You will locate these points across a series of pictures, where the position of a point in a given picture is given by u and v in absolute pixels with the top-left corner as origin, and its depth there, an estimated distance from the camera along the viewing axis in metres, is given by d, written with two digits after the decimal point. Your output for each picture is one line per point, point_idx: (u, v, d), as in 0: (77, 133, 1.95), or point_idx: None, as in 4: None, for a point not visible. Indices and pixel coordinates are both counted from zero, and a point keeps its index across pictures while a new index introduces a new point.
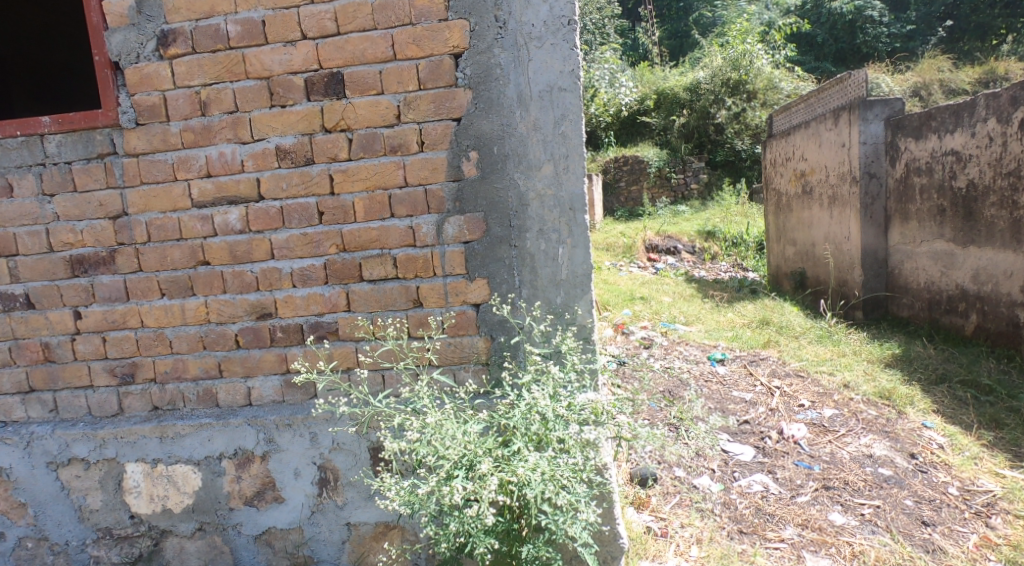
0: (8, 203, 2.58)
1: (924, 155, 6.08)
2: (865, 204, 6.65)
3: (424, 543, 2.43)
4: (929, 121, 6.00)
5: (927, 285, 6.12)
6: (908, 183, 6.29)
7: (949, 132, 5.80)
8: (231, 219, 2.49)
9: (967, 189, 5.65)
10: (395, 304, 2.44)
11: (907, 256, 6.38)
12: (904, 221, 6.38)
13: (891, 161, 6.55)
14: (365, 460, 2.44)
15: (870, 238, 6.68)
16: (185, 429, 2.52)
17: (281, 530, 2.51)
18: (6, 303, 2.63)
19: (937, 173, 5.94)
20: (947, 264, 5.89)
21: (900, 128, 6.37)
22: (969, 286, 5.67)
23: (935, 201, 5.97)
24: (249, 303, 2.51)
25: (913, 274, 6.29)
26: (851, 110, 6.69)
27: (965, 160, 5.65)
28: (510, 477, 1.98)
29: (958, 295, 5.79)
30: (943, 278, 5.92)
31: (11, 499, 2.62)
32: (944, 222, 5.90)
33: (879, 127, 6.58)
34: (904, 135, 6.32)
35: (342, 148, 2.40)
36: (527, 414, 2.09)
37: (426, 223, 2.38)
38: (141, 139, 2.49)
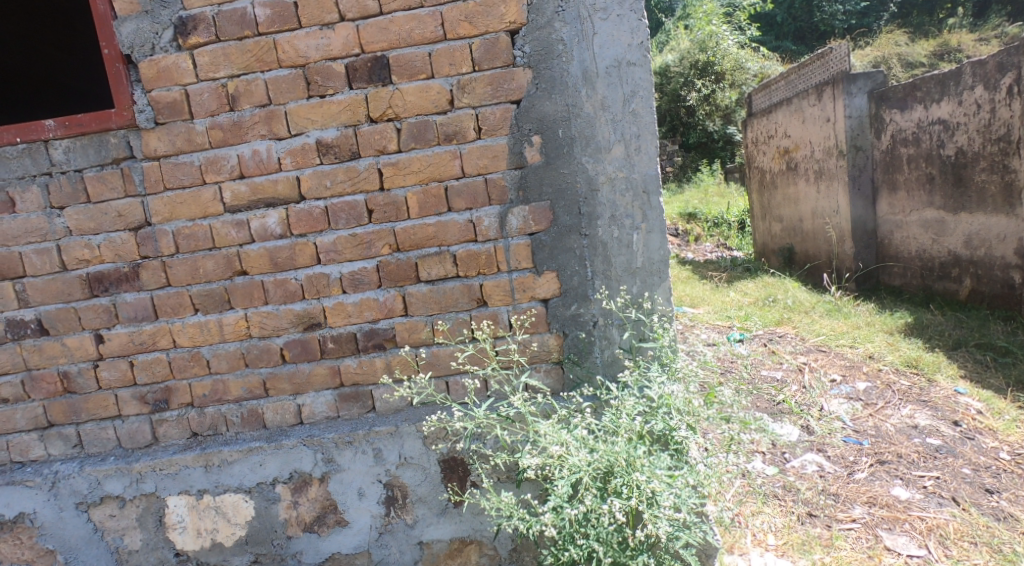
0: (10, 219, 2.29)
1: (911, 127, 6.13)
2: (854, 176, 6.70)
3: (505, 556, 2.28)
4: (914, 92, 6.06)
5: (919, 253, 6.21)
6: (895, 154, 6.34)
7: (936, 101, 5.85)
8: (269, 223, 2.26)
9: (956, 156, 5.70)
10: (457, 304, 2.27)
11: (896, 227, 6.46)
12: (893, 192, 6.45)
13: (876, 133, 6.60)
14: (436, 474, 2.26)
15: (860, 210, 6.73)
16: (232, 455, 2.31)
17: (346, 556, 2.32)
18: (15, 331, 2.36)
19: (924, 142, 6.00)
20: (938, 231, 5.96)
21: (885, 100, 6.41)
22: (961, 251, 5.74)
23: (924, 170, 6.03)
24: (295, 313, 2.31)
25: (904, 243, 6.37)
26: (835, 85, 6.72)
27: (953, 128, 5.69)
28: (635, 483, 1.93)
29: (951, 262, 5.86)
30: (934, 246, 6.00)
31: (35, 547, 2.37)
32: (934, 190, 5.95)
33: (862, 101, 6.61)
34: (889, 106, 6.36)
35: (391, 139, 2.20)
36: (644, 416, 2.08)
37: (487, 216, 2.21)
38: (162, 139, 2.23)
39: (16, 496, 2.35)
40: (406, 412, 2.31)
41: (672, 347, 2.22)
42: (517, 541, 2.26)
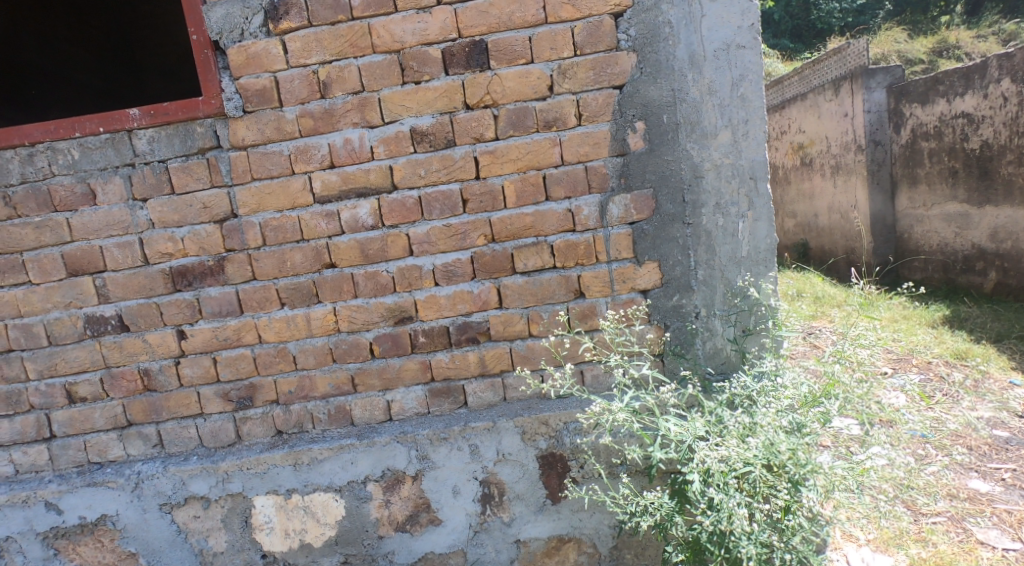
0: (91, 212, 2.22)
1: (932, 120, 5.94)
2: (873, 170, 6.61)
3: (604, 554, 2.22)
4: (936, 85, 5.89)
5: (941, 247, 5.93)
6: (915, 148, 6.15)
7: (959, 95, 5.60)
8: (361, 214, 2.20)
9: (982, 149, 5.44)
10: (554, 295, 2.22)
11: (918, 220, 6.22)
12: (913, 186, 6.22)
13: (895, 127, 6.44)
14: (534, 470, 2.21)
15: (879, 205, 6.58)
16: (323, 454, 2.24)
17: (439, 555, 2.27)
18: (95, 328, 2.28)
19: (946, 137, 5.79)
20: (961, 225, 5.68)
21: (904, 94, 6.27)
22: (986, 244, 5.43)
23: (947, 164, 5.79)
24: (386, 307, 2.25)
25: (925, 237, 6.12)
26: (853, 80, 6.70)
27: (978, 121, 5.43)
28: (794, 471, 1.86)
29: (976, 255, 5.55)
30: (957, 239, 5.71)
31: (118, 550, 2.30)
32: (958, 183, 5.69)
33: (881, 94, 6.52)
34: (908, 101, 6.21)
35: (489, 127, 2.13)
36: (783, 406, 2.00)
37: (587, 205, 2.15)
38: (250, 128, 2.16)
39: (99, 498, 2.27)
40: (500, 408, 2.25)
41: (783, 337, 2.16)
42: (618, 538, 2.20)
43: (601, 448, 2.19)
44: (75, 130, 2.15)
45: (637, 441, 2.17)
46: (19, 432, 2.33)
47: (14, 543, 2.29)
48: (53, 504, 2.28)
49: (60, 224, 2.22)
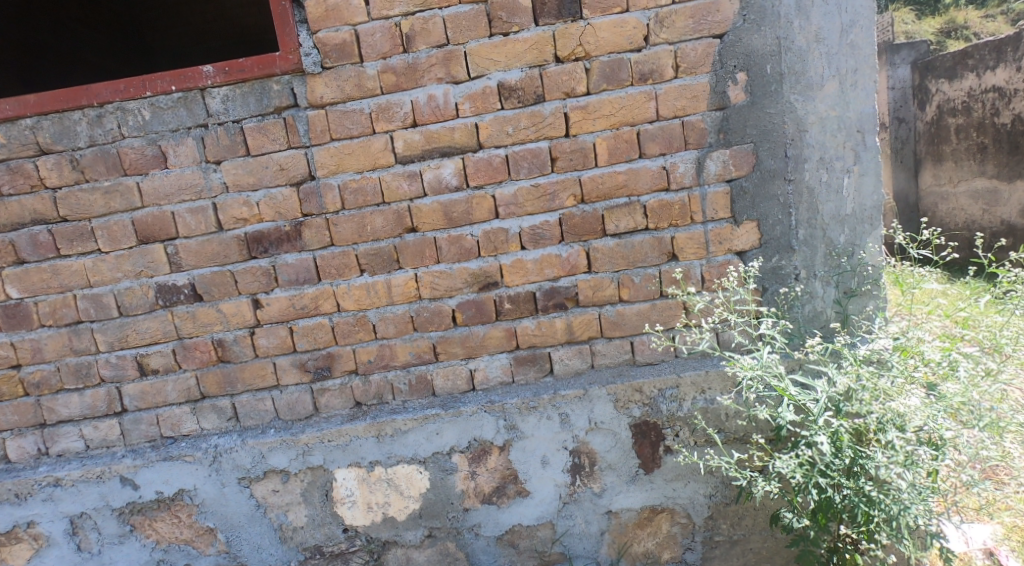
0: (162, 176, 2.13)
1: (959, 96, 5.70)
2: (896, 149, 6.57)
3: (699, 524, 2.16)
4: (964, 60, 5.63)
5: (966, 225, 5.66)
6: (941, 124, 5.94)
7: (991, 69, 5.29)
8: (444, 174, 2.11)
9: (1013, 124, 5.07)
10: (646, 258, 2.13)
11: (942, 198, 5.99)
12: (938, 164, 6.00)
13: (919, 104, 6.28)
14: (627, 439, 2.14)
15: (902, 183, 6.51)
16: (407, 424, 2.17)
17: (527, 528, 2.20)
18: (167, 297, 2.20)
19: (975, 112, 5.49)
20: (989, 202, 5.36)
21: (929, 70, 6.06)
22: (1017, 220, 5.11)
23: (976, 140, 5.49)
24: (470, 273, 2.16)
25: (949, 216, 5.91)
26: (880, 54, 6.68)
27: (1010, 95, 5.06)
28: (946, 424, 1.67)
29: (1004, 232, 5.23)
30: (985, 217, 5.41)
31: (195, 526, 2.23)
32: (987, 160, 5.38)
33: (906, 72, 6.42)
34: (935, 77, 6.00)
35: (581, 80, 2.04)
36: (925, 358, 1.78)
37: (683, 161, 2.07)
38: (329, 85, 2.06)
39: (176, 472, 2.21)
40: (588, 375, 2.17)
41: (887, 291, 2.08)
42: (714, 508, 2.14)
43: (711, 414, 2.11)
44: (146, 89, 2.06)
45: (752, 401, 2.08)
46: (89, 407, 2.26)
47: (89, 519, 2.23)
48: (128, 479, 2.21)
49: (130, 189, 2.13)
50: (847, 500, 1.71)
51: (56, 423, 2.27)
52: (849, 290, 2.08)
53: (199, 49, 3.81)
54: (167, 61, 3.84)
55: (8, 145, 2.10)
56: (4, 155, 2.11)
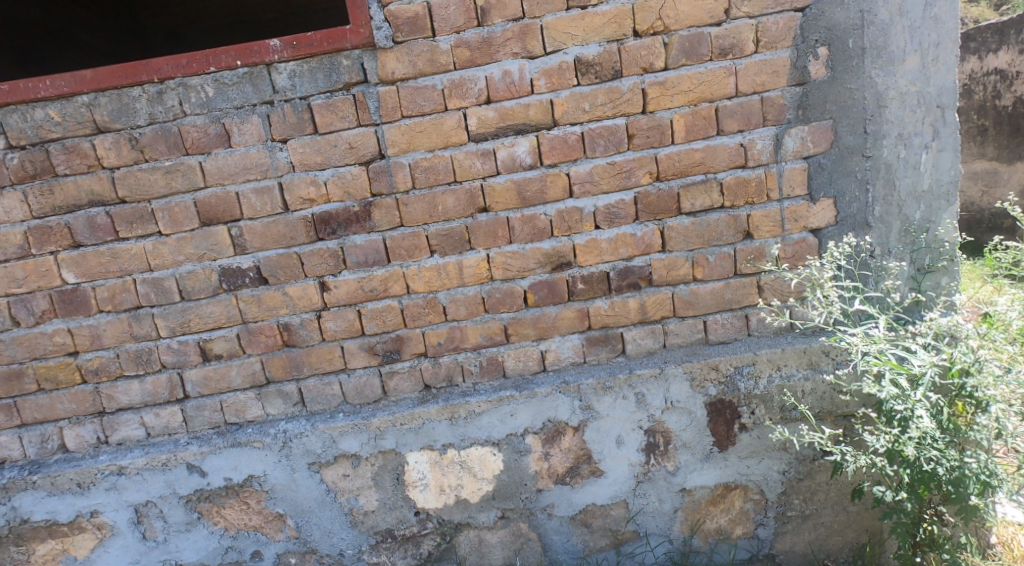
0: (227, 155, 2.05)
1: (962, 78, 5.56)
2: None
3: (772, 500, 2.17)
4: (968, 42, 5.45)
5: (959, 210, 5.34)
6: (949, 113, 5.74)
7: (992, 52, 5.16)
8: (519, 152, 2.07)
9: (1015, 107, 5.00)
10: (722, 237, 2.12)
11: None
12: None
13: None
14: (702, 417, 2.14)
15: None
16: (481, 406, 2.15)
17: (601, 507, 2.21)
18: (231, 281, 2.14)
19: (975, 95, 5.33)
20: (988, 183, 5.18)
21: None
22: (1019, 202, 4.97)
23: (976, 123, 5.31)
24: (544, 253, 2.13)
25: None
26: None
27: (1011, 78, 5.01)
28: None
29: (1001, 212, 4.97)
30: (983, 199, 5.19)
31: (264, 512, 2.20)
32: (986, 142, 5.20)
33: None
34: None
35: (659, 56, 2.00)
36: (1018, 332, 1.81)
37: (762, 138, 2.04)
38: (400, 60, 2.00)
39: (244, 458, 2.17)
40: (661, 354, 2.17)
41: (958, 267, 2.09)
42: (787, 484, 2.16)
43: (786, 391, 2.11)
44: (210, 64, 1.98)
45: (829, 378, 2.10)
46: (151, 394, 2.20)
47: (154, 508, 2.19)
48: (196, 466, 2.17)
49: (193, 169, 2.05)
50: (952, 472, 1.76)
51: (115, 411, 2.21)
52: (923, 267, 2.09)
53: (194, 29, 3.58)
54: (162, 42, 3.61)
55: (63, 124, 2.01)
56: (58, 134, 2.02)
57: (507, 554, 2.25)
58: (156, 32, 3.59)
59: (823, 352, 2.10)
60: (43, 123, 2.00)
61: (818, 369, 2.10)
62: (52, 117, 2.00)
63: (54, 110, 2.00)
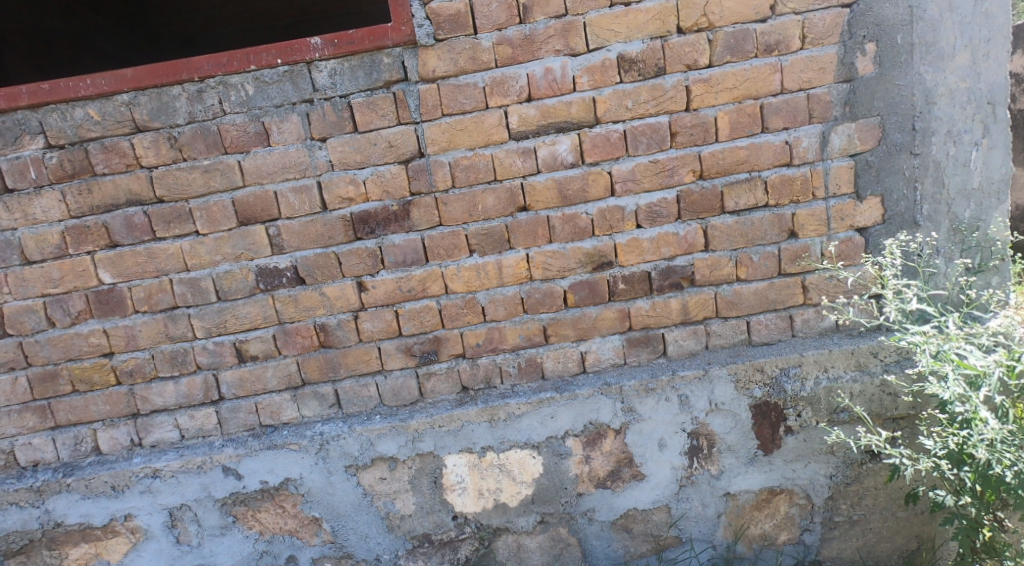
0: (266, 154, 2.03)
1: None
2: None
3: (818, 505, 2.13)
4: None
5: None
6: None
7: None
8: (560, 150, 2.04)
9: None
10: (766, 236, 2.08)
11: None
12: None
13: None
14: (747, 420, 2.10)
15: None
16: (521, 409, 2.12)
17: (643, 512, 2.17)
18: (268, 281, 2.12)
19: None
20: None
21: None
22: None
23: None
24: (584, 252, 2.10)
25: None
26: None
27: None
28: None
29: None
30: None
31: (300, 516, 2.17)
32: None
33: None
34: None
35: (704, 52, 1.97)
36: None
37: (808, 135, 2.01)
38: (442, 58, 1.98)
39: (281, 461, 2.13)
40: (703, 356, 2.14)
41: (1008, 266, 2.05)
42: (834, 488, 2.12)
43: (834, 393, 2.07)
44: (251, 62, 1.96)
45: (878, 379, 2.05)
46: (186, 395, 2.18)
47: (188, 511, 2.16)
48: (231, 469, 2.14)
49: (231, 167, 2.04)
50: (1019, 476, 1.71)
51: (150, 413, 2.19)
52: (974, 266, 2.05)
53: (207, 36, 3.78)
54: (176, 47, 3.80)
55: (102, 123, 2.00)
56: (97, 133, 2.00)
57: (546, 560, 2.21)
58: (171, 38, 3.79)
59: (872, 353, 2.06)
60: (83, 122, 1.99)
61: (867, 370, 2.06)
62: (92, 116, 1.99)
63: (93, 108, 1.99)
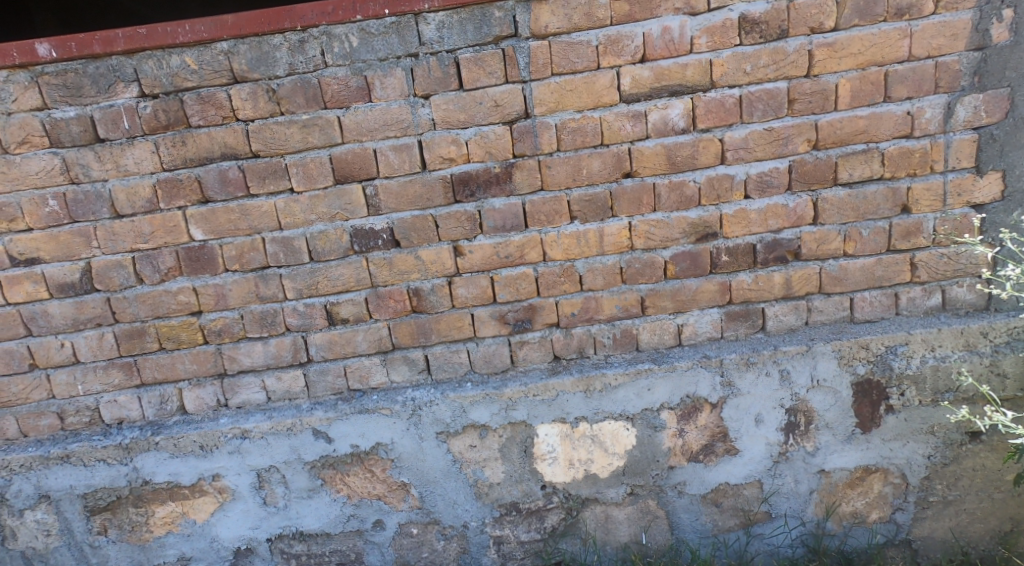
0: (366, 110, 1.96)
1: None
2: None
3: (913, 485, 2.12)
4: None
5: None
6: None
7: None
8: (672, 115, 1.96)
9: None
10: (878, 211, 2.02)
11: None
12: None
13: None
14: (847, 398, 2.08)
15: None
16: (617, 380, 2.09)
17: (733, 486, 2.17)
18: (363, 242, 2.06)
19: None
20: None
21: None
22: None
23: None
24: (689, 222, 2.04)
25: None
26: None
27: None
28: None
29: None
30: None
31: (389, 481, 2.16)
32: None
33: None
34: None
35: (831, 15, 1.88)
36: None
37: (931, 106, 1.94)
38: (556, 13, 1.88)
39: (372, 426, 2.11)
40: (803, 332, 2.09)
41: None
42: (931, 468, 2.10)
43: (938, 371, 2.05)
44: (356, 12, 1.87)
45: (987, 359, 2.04)
46: (273, 356, 2.13)
47: (276, 473, 2.15)
48: (322, 432, 2.12)
49: (330, 124, 1.96)
50: None
51: (236, 373, 2.15)
52: None
53: None
54: None
55: (199, 72, 1.92)
56: (193, 82, 1.92)
57: (634, 531, 2.21)
58: None
59: (982, 334, 2.03)
60: (179, 71, 1.91)
61: (975, 350, 2.04)
62: (189, 64, 1.91)
63: (191, 56, 1.90)
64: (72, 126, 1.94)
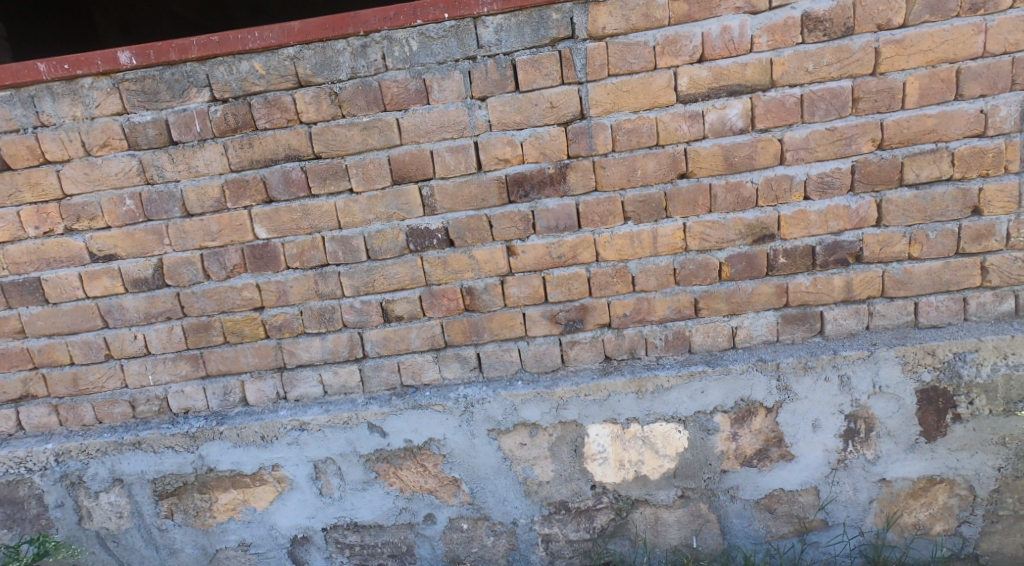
0: (424, 112, 1.99)
1: None
2: None
3: (981, 497, 2.04)
4: None
5: None
6: None
7: None
8: (730, 115, 1.93)
9: None
10: (946, 212, 1.95)
11: None
12: None
13: None
14: (911, 405, 2.02)
15: None
16: (670, 382, 2.07)
17: (788, 493, 2.12)
18: (418, 241, 2.10)
19: None
20: None
21: None
22: None
23: None
24: (745, 224, 2.01)
25: None
26: None
27: None
28: None
29: None
30: None
31: (440, 476, 2.20)
32: None
33: None
34: None
35: (899, 10, 1.83)
36: None
37: (1007, 103, 1.86)
38: (613, 14, 1.88)
39: (425, 421, 2.16)
40: (864, 337, 2.04)
41: None
42: (1001, 480, 2.02)
43: (1010, 380, 1.97)
44: (417, 16, 1.91)
45: None
46: (331, 351, 2.20)
47: (333, 465, 2.21)
48: (377, 426, 2.17)
49: (389, 125, 2.01)
50: None
51: (296, 367, 2.22)
52: None
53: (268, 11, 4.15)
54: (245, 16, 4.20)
55: (266, 77, 1.99)
56: (260, 87, 2.00)
57: (684, 534, 2.19)
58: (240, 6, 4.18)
59: None
60: (247, 76, 1.99)
61: None
62: (256, 69, 1.98)
63: (259, 62, 1.98)
64: (148, 129, 2.04)
